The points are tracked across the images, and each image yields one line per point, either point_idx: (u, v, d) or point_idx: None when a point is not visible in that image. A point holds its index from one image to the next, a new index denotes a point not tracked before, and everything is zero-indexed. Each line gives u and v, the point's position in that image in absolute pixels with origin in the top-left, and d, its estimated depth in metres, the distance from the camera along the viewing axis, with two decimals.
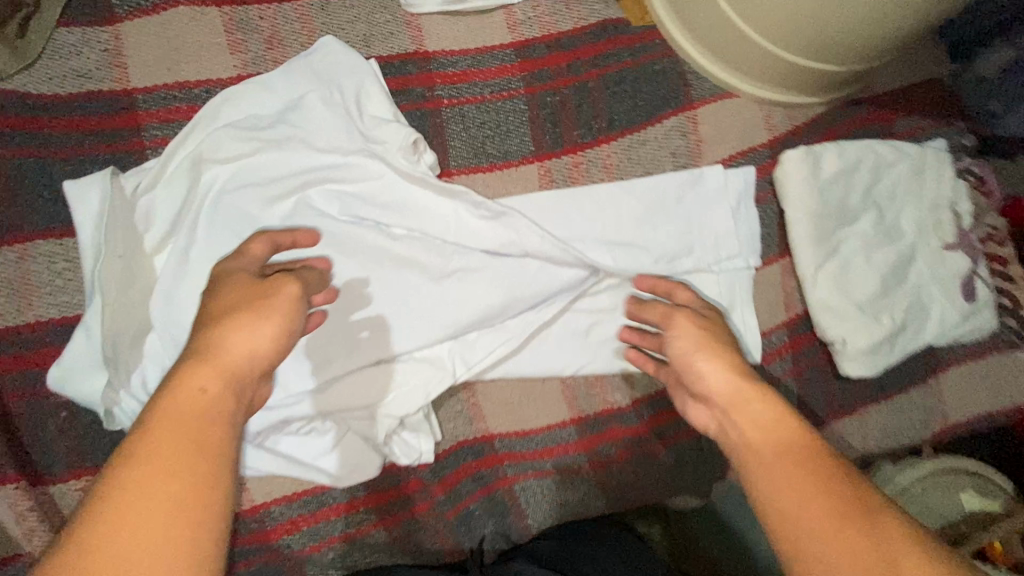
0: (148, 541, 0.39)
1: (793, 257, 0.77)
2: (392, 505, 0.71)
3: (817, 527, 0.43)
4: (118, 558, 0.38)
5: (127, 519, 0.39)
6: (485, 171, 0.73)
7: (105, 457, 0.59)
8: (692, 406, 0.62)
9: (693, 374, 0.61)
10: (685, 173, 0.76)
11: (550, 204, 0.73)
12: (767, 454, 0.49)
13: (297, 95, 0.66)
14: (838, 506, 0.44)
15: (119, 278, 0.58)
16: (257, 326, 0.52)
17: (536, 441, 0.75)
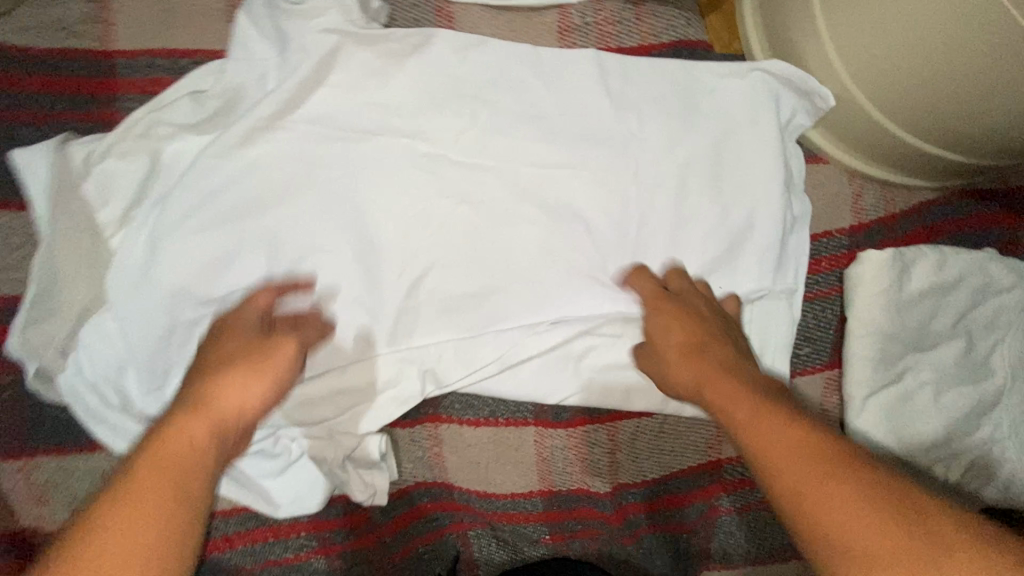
0: (158, 514, 0.36)
1: (843, 371, 0.64)
2: (336, 535, 0.68)
3: (823, 512, 0.35)
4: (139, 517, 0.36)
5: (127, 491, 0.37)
6: (498, 201, 0.62)
7: (45, 441, 0.57)
8: (659, 332, 0.57)
9: (657, 346, 0.58)
10: (742, 211, 0.63)
11: (569, 219, 0.62)
12: (755, 419, 0.43)
13: (291, 63, 0.57)
14: (842, 487, 0.35)
15: (76, 261, 0.55)
16: (249, 383, 0.49)
17: (499, 504, 0.69)
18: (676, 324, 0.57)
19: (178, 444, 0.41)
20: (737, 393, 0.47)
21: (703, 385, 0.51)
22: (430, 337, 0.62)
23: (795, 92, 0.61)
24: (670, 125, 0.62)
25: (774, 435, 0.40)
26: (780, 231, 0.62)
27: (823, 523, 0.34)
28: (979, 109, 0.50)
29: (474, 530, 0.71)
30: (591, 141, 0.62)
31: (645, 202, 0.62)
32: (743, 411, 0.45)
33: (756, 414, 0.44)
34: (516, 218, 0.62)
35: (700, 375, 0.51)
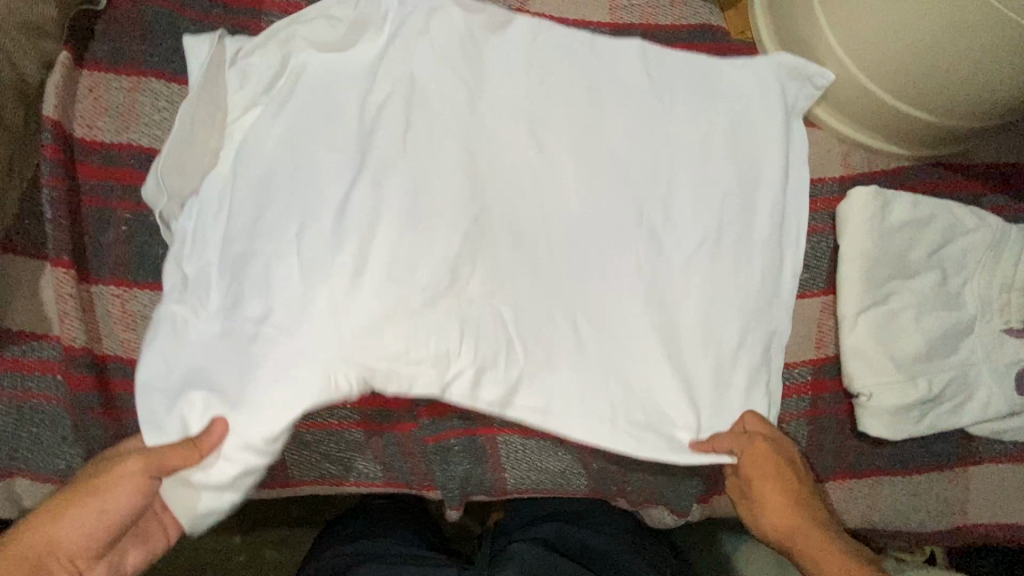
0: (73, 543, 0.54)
1: (837, 294, 0.74)
2: (377, 414, 0.72)
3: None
4: (57, 537, 0.54)
5: (41, 546, 0.54)
6: (560, 117, 0.72)
7: (147, 275, 0.65)
8: (761, 484, 0.65)
9: (751, 495, 0.66)
10: (750, 160, 0.74)
11: (617, 139, 0.73)
12: (817, 542, 0.60)
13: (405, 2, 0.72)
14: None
15: (209, 131, 0.66)
16: (114, 488, 0.56)
17: None
18: (775, 474, 0.65)
19: (88, 515, 0.55)
20: (810, 524, 0.62)
21: (787, 513, 0.63)
22: (480, 235, 0.68)
23: (796, 75, 0.76)
24: (696, 83, 0.75)
25: (830, 557, 0.59)
26: (783, 179, 0.74)
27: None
28: (946, 65, 0.64)
29: (504, 433, 0.75)
30: (632, 86, 0.74)
31: (674, 143, 0.74)
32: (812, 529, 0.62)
33: (819, 536, 0.61)
34: (566, 139, 0.72)
35: (779, 498, 0.64)
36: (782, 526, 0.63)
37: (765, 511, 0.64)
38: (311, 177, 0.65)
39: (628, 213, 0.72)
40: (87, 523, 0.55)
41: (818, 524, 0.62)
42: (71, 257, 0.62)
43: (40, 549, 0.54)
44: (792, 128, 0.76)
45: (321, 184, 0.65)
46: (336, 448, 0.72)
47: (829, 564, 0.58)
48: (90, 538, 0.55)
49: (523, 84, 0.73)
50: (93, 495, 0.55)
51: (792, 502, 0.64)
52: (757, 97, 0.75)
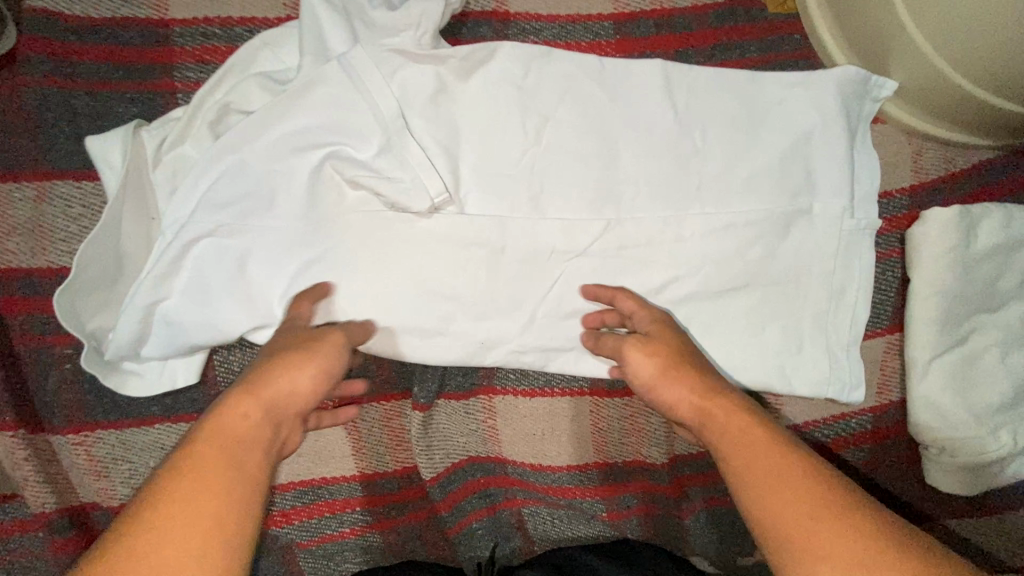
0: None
1: (905, 334, 0.63)
2: (389, 510, 0.67)
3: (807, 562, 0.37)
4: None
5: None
6: (564, 163, 0.61)
7: (106, 414, 0.56)
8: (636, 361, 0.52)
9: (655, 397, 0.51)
10: (800, 189, 0.61)
11: (635, 180, 0.61)
12: (748, 459, 0.42)
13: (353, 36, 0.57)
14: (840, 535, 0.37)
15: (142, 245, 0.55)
16: (299, 365, 0.45)
17: (553, 478, 0.68)
18: (663, 371, 0.50)
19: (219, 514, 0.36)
20: (761, 451, 0.42)
21: (751, 445, 0.43)
22: (474, 329, 0.60)
23: (857, 79, 0.61)
24: (721, 102, 0.61)
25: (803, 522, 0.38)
26: (840, 218, 0.61)
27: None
28: None
29: (529, 506, 0.70)
30: (643, 113, 0.61)
31: (704, 180, 0.61)
32: (753, 438, 0.43)
33: (783, 469, 0.41)
34: (566, 192, 0.61)
35: (736, 432, 0.44)
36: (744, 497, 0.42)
37: (675, 410, 0.49)
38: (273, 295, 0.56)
39: (644, 276, 0.62)
40: (235, 498, 0.37)
41: (764, 441, 0.43)
42: (15, 416, 0.54)
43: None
44: (847, 151, 0.61)
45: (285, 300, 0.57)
46: (351, 554, 0.67)
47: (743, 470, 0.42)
48: (200, 527, 0.35)
49: (511, 124, 0.60)
50: (227, 451, 0.39)
51: (747, 418, 0.45)
52: (804, 117, 0.61)
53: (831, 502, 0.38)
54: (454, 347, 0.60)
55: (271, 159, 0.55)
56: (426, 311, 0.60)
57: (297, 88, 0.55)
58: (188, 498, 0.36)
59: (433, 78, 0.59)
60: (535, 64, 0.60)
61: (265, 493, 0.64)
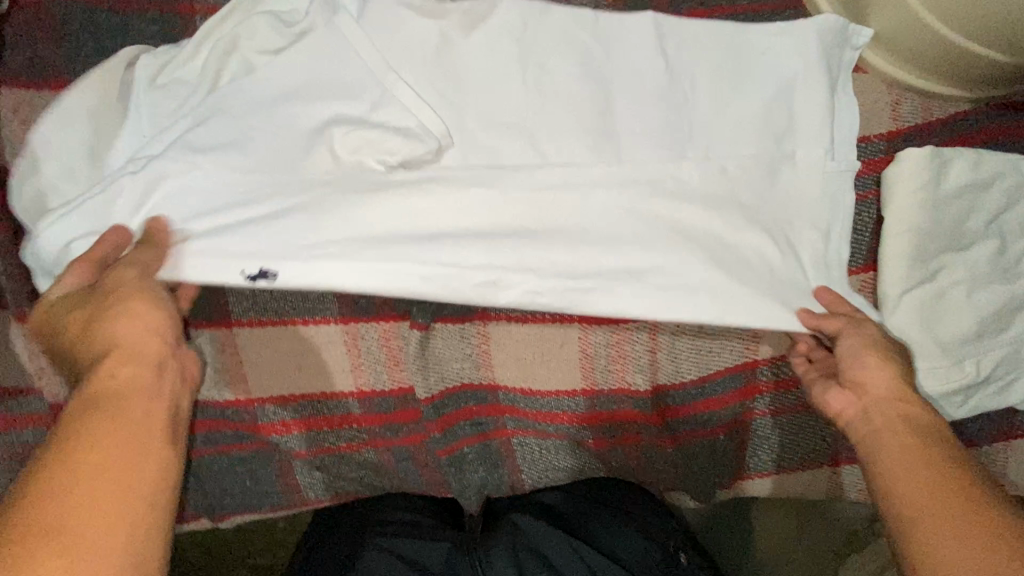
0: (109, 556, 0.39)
1: (877, 272, 0.67)
2: (384, 428, 0.70)
3: (931, 508, 0.47)
4: (89, 558, 0.38)
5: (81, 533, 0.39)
6: (558, 98, 0.63)
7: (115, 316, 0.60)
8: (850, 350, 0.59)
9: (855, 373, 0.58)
10: (780, 130, 0.65)
11: (626, 117, 0.64)
12: (912, 471, 0.49)
13: None
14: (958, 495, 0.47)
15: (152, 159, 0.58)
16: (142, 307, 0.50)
17: (543, 404, 0.72)
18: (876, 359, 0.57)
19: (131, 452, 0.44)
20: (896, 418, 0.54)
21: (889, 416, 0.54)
22: (473, 264, 0.60)
23: (834, 29, 0.65)
24: (705, 63, 0.65)
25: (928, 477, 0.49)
26: (820, 159, 0.65)
27: (927, 521, 0.46)
28: None
29: (518, 434, 0.74)
30: (633, 57, 0.65)
31: (690, 122, 0.65)
32: (894, 416, 0.54)
33: (914, 442, 0.52)
34: (561, 132, 0.64)
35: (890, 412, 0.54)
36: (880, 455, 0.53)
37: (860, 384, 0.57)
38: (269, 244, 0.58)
39: (635, 214, 0.63)
40: (147, 441, 0.45)
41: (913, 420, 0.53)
42: (34, 308, 0.59)
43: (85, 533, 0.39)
44: (828, 108, 0.64)
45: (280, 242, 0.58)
46: (347, 468, 0.70)
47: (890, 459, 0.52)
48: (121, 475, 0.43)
49: (506, 62, 0.63)
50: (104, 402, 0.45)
51: (890, 396, 0.55)
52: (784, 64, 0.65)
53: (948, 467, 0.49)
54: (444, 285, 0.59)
55: (281, 100, 0.59)
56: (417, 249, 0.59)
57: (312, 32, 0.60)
58: (108, 444, 0.43)
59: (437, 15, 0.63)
60: (533, 20, 0.64)
61: (264, 404, 0.66)
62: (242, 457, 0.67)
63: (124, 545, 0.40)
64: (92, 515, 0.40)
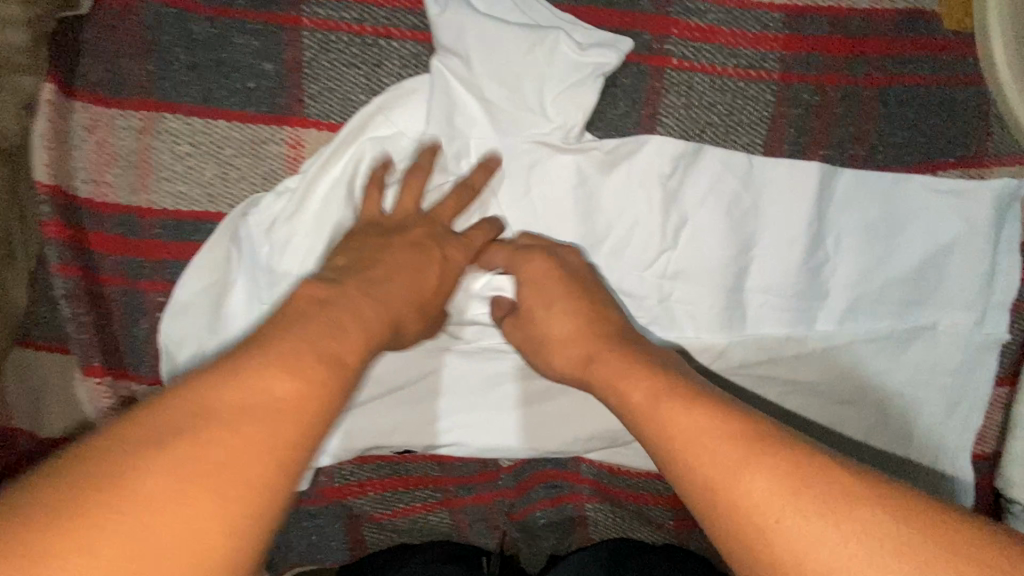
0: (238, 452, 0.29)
1: (1018, 389, 0.61)
2: (462, 490, 0.66)
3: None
4: (164, 516, 0.26)
5: (267, 397, 0.31)
6: (706, 170, 0.56)
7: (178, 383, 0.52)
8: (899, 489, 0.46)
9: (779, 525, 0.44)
10: (948, 233, 0.57)
11: (781, 203, 0.56)
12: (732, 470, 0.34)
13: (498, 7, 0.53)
14: (761, 465, 0.33)
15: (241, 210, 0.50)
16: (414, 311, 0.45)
17: (627, 482, 0.67)
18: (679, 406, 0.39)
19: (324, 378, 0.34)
20: (760, 481, 0.33)
21: (737, 467, 0.34)
22: None
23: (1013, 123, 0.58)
24: (875, 178, 0.56)
25: (827, 540, 0.30)
26: (989, 268, 0.58)
27: (772, 571, 0.31)
28: None
29: (594, 504, 0.70)
30: (793, 127, 0.56)
31: (848, 212, 0.57)
32: (718, 459, 0.35)
33: (779, 485, 0.32)
34: (705, 222, 0.57)
35: (722, 460, 0.34)
36: (756, 540, 0.31)
37: (664, 434, 0.38)
38: (386, 353, 0.56)
39: (770, 309, 0.58)
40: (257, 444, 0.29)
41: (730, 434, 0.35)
42: (102, 360, 0.51)
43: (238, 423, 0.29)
44: (998, 236, 0.57)
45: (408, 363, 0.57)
46: (418, 531, 0.67)
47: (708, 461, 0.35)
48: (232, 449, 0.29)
49: (650, 125, 0.56)
50: (333, 330, 0.36)
51: (747, 446, 0.34)
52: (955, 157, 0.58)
53: (804, 478, 0.32)
54: (549, 420, 0.60)
55: (397, 173, 0.52)
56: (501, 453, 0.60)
57: (433, 101, 0.51)
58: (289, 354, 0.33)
59: (578, 65, 0.51)
60: (689, 70, 0.55)
61: (341, 465, 0.61)
62: (313, 513, 0.63)
63: (195, 516, 0.27)
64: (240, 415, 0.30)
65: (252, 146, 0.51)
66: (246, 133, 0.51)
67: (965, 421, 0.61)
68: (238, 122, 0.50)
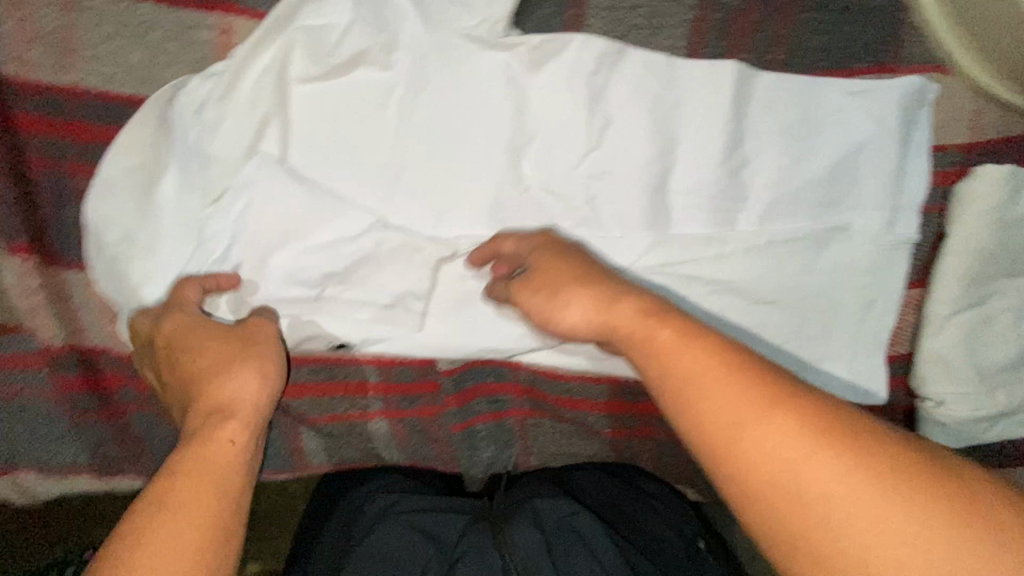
0: (183, 560, 0.35)
1: (929, 290, 0.65)
2: (400, 398, 0.67)
3: (762, 518, 0.33)
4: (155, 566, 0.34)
5: (155, 522, 0.36)
6: (624, 68, 0.58)
7: (101, 267, 0.53)
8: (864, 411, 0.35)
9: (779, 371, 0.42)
10: (858, 136, 0.60)
11: (701, 108, 0.59)
12: (755, 436, 0.34)
13: None
14: (784, 426, 0.33)
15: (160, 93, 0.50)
16: (238, 369, 0.45)
17: (565, 388, 0.69)
18: (674, 341, 0.38)
19: (220, 451, 0.40)
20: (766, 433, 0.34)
21: (739, 421, 0.34)
22: None
23: (924, 32, 0.61)
24: (792, 82, 0.59)
25: (827, 499, 0.32)
26: (897, 171, 0.61)
27: (760, 502, 0.33)
28: None
29: (534, 416, 0.71)
30: (716, 30, 0.59)
31: (765, 117, 0.59)
32: (728, 413, 0.35)
33: (801, 450, 0.32)
34: (631, 124, 0.59)
35: (718, 419, 0.35)
36: (747, 483, 0.34)
37: (665, 373, 0.38)
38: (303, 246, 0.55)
39: (693, 210, 0.61)
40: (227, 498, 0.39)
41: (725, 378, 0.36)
42: (28, 239, 0.53)
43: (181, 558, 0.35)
44: (905, 141, 0.61)
45: (339, 249, 0.56)
46: (357, 439, 0.68)
47: (721, 428, 0.35)
48: (207, 514, 0.37)
49: (576, 26, 0.58)
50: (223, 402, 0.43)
51: (760, 406, 0.34)
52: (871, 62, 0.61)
53: (843, 440, 0.32)
54: (483, 322, 0.62)
55: (325, 67, 0.54)
56: (435, 350, 0.62)
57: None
58: (216, 435, 0.41)
59: None
60: None
61: None
62: None
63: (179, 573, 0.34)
64: (153, 545, 0.35)
65: (179, 30, 0.51)
66: (173, 17, 0.51)
67: (880, 321, 0.64)
68: (164, 6, 0.51)
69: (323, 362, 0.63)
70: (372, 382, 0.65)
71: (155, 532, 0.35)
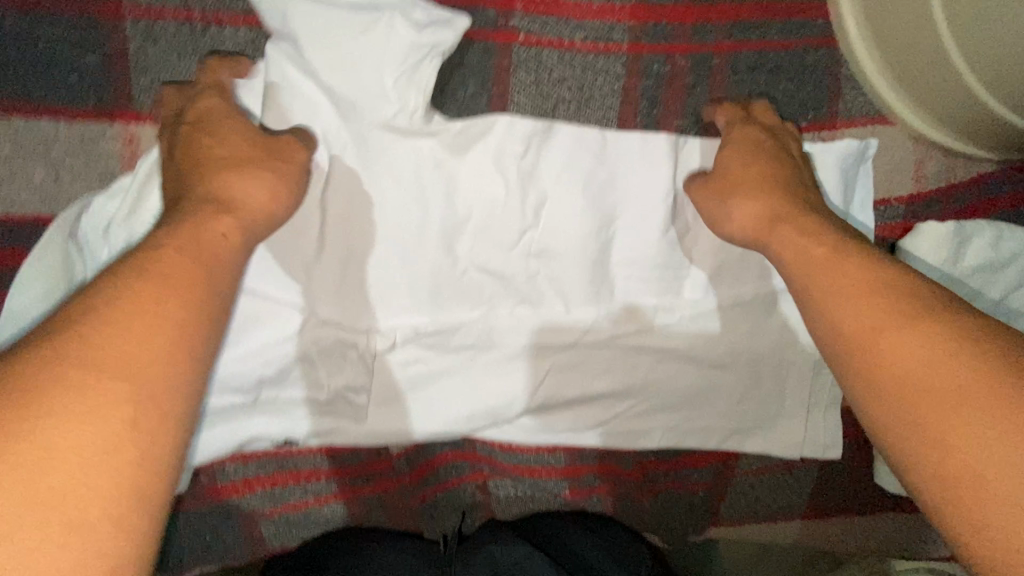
0: (87, 417, 0.29)
1: None
2: (354, 479, 0.66)
3: (920, 408, 0.35)
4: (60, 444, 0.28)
5: (53, 384, 0.29)
6: (555, 143, 0.56)
7: None
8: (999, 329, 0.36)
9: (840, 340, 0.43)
10: None
11: (636, 178, 0.57)
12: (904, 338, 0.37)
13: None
14: (911, 342, 0.37)
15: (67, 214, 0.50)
16: (260, 176, 0.46)
17: (521, 458, 0.69)
18: (857, 295, 0.42)
19: (212, 239, 0.41)
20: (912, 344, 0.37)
21: (920, 355, 0.36)
22: (458, 340, 0.60)
23: (858, 87, 0.60)
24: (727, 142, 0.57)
25: (969, 435, 0.32)
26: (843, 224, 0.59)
27: (892, 401, 0.36)
28: None
29: (495, 478, 0.70)
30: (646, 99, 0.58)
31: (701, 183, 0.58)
32: (884, 342, 0.38)
33: (975, 376, 0.33)
34: (565, 201, 0.57)
35: (892, 369, 0.37)
36: (871, 374, 0.38)
37: (840, 334, 0.41)
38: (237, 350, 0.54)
39: (636, 282, 0.60)
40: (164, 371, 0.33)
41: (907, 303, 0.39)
42: None
43: (130, 381, 0.31)
44: (846, 198, 0.59)
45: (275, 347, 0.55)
46: (310, 525, 0.66)
47: (890, 334, 0.38)
48: (119, 395, 0.30)
49: (502, 104, 0.57)
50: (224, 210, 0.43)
51: (938, 334, 0.36)
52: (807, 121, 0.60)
53: (981, 373, 0.33)
54: (429, 411, 0.60)
55: None
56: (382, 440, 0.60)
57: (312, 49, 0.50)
58: (163, 272, 0.36)
59: (415, 45, 0.51)
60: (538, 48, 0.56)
61: (223, 463, 0.62)
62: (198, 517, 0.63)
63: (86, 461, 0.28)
64: (107, 357, 0.31)
65: (82, 144, 0.50)
66: (74, 131, 0.50)
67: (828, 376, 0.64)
68: (64, 120, 0.50)
69: (272, 455, 0.63)
70: (324, 468, 0.65)
71: (65, 380, 0.29)
